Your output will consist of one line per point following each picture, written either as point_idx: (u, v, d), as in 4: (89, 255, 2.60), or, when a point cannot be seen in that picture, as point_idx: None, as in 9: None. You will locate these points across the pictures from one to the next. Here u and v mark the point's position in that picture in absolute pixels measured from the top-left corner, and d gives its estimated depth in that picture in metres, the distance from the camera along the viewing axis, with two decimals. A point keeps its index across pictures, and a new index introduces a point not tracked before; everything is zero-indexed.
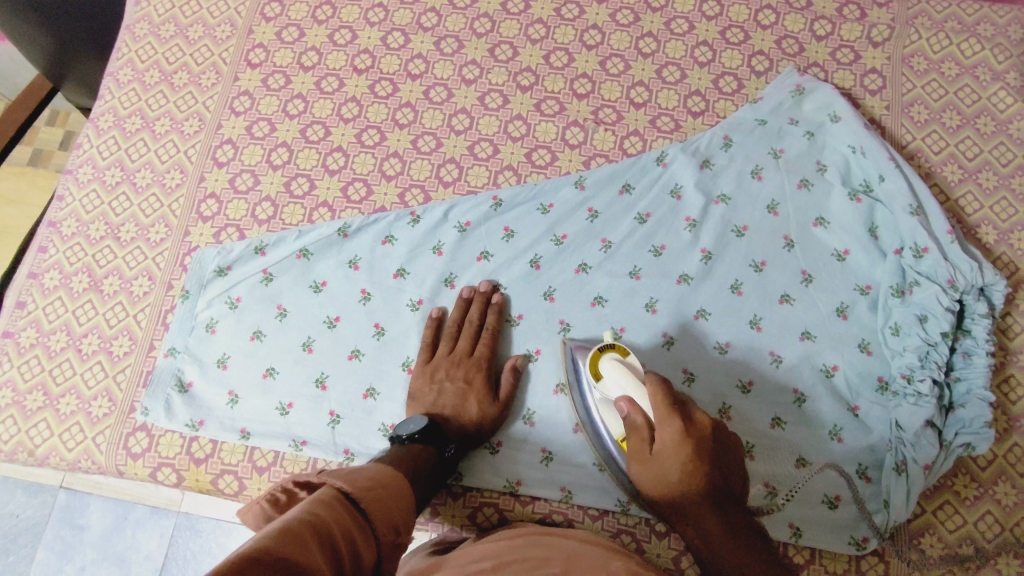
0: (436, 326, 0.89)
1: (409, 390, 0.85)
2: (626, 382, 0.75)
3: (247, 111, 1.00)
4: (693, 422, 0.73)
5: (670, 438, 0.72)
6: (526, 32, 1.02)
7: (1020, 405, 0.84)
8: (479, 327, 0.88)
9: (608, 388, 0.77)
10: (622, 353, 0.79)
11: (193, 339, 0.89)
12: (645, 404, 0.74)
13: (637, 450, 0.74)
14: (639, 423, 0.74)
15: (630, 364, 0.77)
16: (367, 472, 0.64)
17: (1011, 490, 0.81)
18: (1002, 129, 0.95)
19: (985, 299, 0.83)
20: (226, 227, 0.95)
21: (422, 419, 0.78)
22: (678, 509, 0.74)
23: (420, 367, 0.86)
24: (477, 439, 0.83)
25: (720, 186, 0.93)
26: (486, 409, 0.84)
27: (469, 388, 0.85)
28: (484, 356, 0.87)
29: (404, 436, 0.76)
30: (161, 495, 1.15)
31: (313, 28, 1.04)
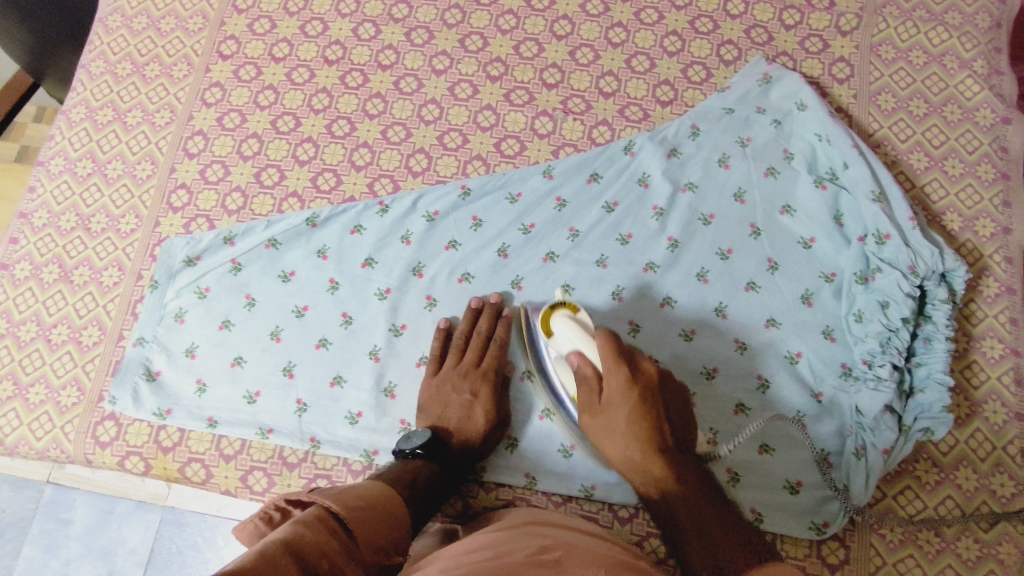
0: (445, 338, 0.88)
1: (419, 403, 0.85)
2: (576, 336, 0.79)
3: (217, 102, 1.00)
4: (639, 370, 0.76)
5: (617, 386, 0.75)
6: (497, 23, 1.02)
7: (981, 390, 0.85)
8: (488, 338, 0.87)
9: (560, 344, 0.81)
10: (574, 310, 0.82)
11: (162, 328, 0.90)
12: (594, 357, 0.77)
13: (586, 399, 0.77)
14: (588, 374, 0.77)
15: (581, 321, 0.80)
16: (361, 491, 0.65)
17: (972, 475, 0.82)
18: (968, 117, 0.95)
19: (946, 285, 0.83)
20: (197, 218, 0.95)
21: (426, 433, 0.80)
22: (627, 458, 0.75)
23: (428, 379, 0.85)
24: (484, 452, 0.83)
25: (687, 175, 0.93)
26: (493, 421, 0.83)
27: (474, 400, 0.83)
28: (492, 368, 0.86)
29: (407, 450, 0.78)
30: (146, 489, 1.14)
31: (285, 20, 1.04)
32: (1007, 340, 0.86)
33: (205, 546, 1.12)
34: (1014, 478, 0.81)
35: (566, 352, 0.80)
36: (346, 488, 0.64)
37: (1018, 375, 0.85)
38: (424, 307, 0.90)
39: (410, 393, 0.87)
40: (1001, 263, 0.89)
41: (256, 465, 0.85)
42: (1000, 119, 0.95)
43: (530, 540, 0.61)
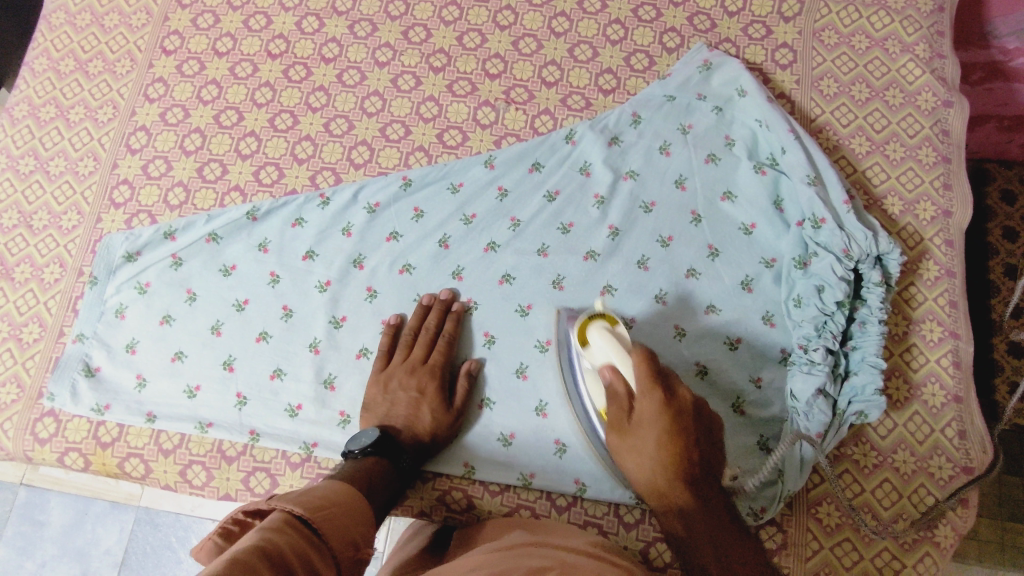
0: (394, 333, 0.87)
1: (365, 400, 0.84)
2: (610, 352, 0.73)
3: (160, 98, 1.00)
4: (677, 394, 0.68)
5: (649, 408, 0.68)
6: (440, 14, 1.02)
7: (920, 373, 0.85)
8: (436, 334, 0.86)
9: (595, 356, 0.76)
10: (612, 323, 0.77)
11: (102, 324, 0.90)
12: (628, 375, 0.71)
13: (615, 413, 0.71)
14: (619, 391, 0.71)
15: (618, 334, 0.75)
16: (321, 491, 0.63)
17: (910, 458, 0.82)
18: (910, 100, 0.95)
19: (881, 268, 0.84)
20: (138, 213, 0.95)
21: (375, 431, 0.78)
22: (651, 481, 0.69)
23: (376, 375, 0.85)
24: (432, 448, 0.82)
25: (628, 162, 0.93)
26: (440, 418, 0.82)
27: (421, 397, 0.83)
28: (440, 364, 0.85)
29: (357, 450, 0.76)
30: (122, 489, 1.15)
31: (228, 14, 1.04)
32: (947, 323, 0.86)
33: (180, 546, 1.13)
34: (952, 461, 0.81)
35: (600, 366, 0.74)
36: (306, 490, 0.62)
37: (957, 358, 0.85)
38: (365, 298, 0.89)
39: (350, 385, 0.86)
40: (941, 246, 0.89)
41: (194, 459, 0.85)
42: (942, 102, 0.95)
43: (526, 564, 0.56)
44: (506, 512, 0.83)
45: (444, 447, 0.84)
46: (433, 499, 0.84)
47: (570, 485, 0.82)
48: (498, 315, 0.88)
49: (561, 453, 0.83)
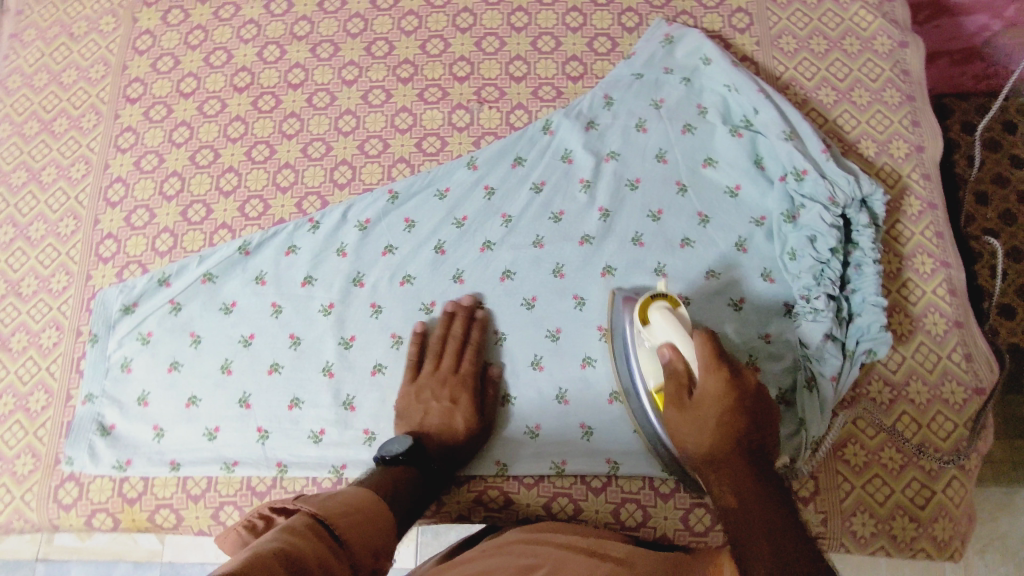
0: (421, 342, 0.87)
1: (398, 409, 0.84)
2: (671, 329, 0.72)
3: (132, 147, 0.99)
4: (742, 376, 0.67)
5: (713, 387, 0.66)
6: (399, 25, 1.03)
7: (919, 305, 0.87)
8: (464, 343, 0.87)
9: (654, 335, 0.75)
10: (672, 304, 0.76)
11: (110, 381, 0.89)
12: (687, 354, 0.70)
13: (672, 394, 0.70)
14: (679, 370, 0.70)
15: (679, 315, 0.75)
16: (347, 496, 0.64)
17: (923, 388, 0.84)
18: (867, 46, 0.98)
19: (867, 210, 0.86)
20: (128, 265, 0.94)
21: (406, 438, 0.79)
22: (709, 454, 0.66)
23: (406, 387, 0.85)
24: (469, 454, 0.83)
25: (608, 144, 0.94)
26: (474, 427, 0.83)
27: (455, 406, 0.83)
28: (471, 373, 0.85)
29: (388, 457, 0.77)
30: (142, 547, 1.12)
31: (187, 54, 1.03)
32: (937, 254, 0.89)
33: None
34: (963, 384, 0.84)
35: (658, 345, 0.74)
36: (333, 494, 0.64)
37: (951, 286, 0.87)
38: (371, 315, 0.89)
39: (369, 402, 0.86)
40: (919, 180, 0.92)
41: (225, 500, 0.85)
42: (897, 44, 0.97)
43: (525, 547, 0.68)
44: (543, 504, 0.84)
45: (476, 449, 0.84)
46: (470, 501, 0.85)
47: (603, 465, 0.84)
48: (506, 313, 0.89)
49: (587, 436, 0.84)
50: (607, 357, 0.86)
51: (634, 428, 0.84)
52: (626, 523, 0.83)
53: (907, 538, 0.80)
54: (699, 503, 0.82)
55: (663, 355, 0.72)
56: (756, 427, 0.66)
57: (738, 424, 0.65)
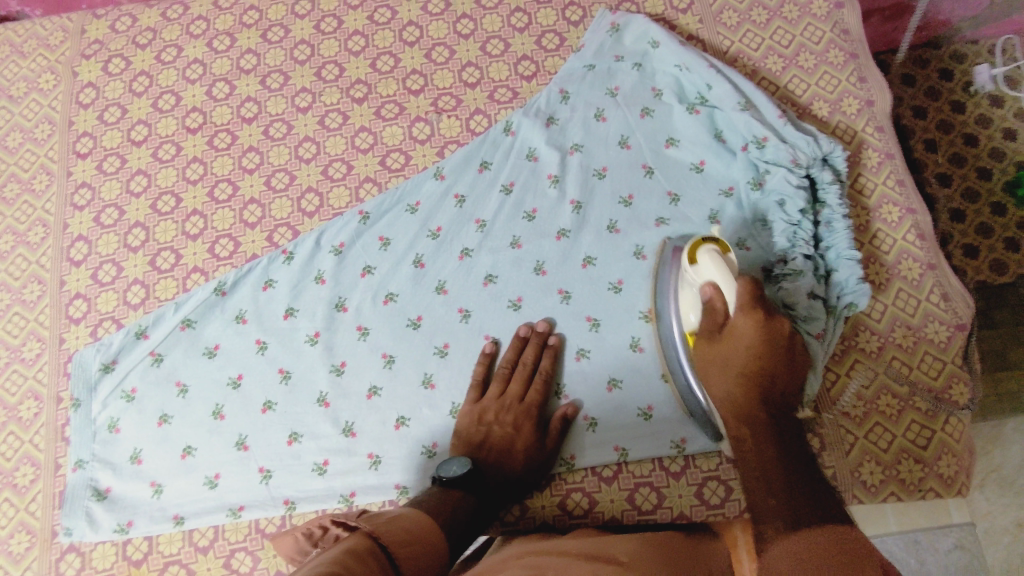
0: (488, 364, 0.86)
1: (457, 428, 0.83)
2: (717, 271, 0.72)
3: (90, 203, 0.97)
4: (774, 321, 0.69)
5: (745, 326, 0.69)
6: (347, 47, 1.03)
7: (892, 254, 0.89)
8: (533, 369, 0.85)
9: (699, 274, 0.74)
10: (723, 249, 0.76)
11: (98, 443, 0.87)
12: (729, 296, 0.71)
13: (707, 329, 0.73)
14: (717, 308, 0.71)
15: (727, 260, 0.74)
16: (406, 522, 0.64)
17: (908, 332, 0.86)
18: (806, 11, 1.00)
19: (830, 168, 0.88)
20: (102, 322, 0.92)
21: (465, 462, 0.77)
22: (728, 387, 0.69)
23: (469, 407, 0.84)
24: (522, 484, 0.81)
25: (570, 137, 0.95)
26: (533, 456, 0.81)
27: (517, 433, 0.82)
28: (537, 402, 0.83)
29: (446, 479, 0.75)
30: None
31: (134, 102, 1.02)
32: (902, 202, 0.91)
33: None
34: (945, 323, 0.86)
35: (701, 284, 0.74)
36: (394, 519, 0.63)
37: (920, 230, 0.90)
38: (358, 338, 0.88)
39: (369, 426, 0.85)
40: (874, 133, 0.94)
41: (236, 547, 0.84)
42: (834, 5, 1.00)
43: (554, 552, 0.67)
44: (558, 503, 0.84)
45: (536, 480, 0.83)
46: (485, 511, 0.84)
47: (612, 454, 0.84)
48: (494, 317, 0.88)
49: (592, 427, 0.85)
50: (600, 347, 0.86)
51: (637, 412, 0.84)
52: (643, 508, 0.83)
53: (914, 480, 0.82)
54: (711, 477, 0.83)
55: (701, 292, 0.73)
56: (783, 371, 0.69)
57: (758, 360, 0.68)
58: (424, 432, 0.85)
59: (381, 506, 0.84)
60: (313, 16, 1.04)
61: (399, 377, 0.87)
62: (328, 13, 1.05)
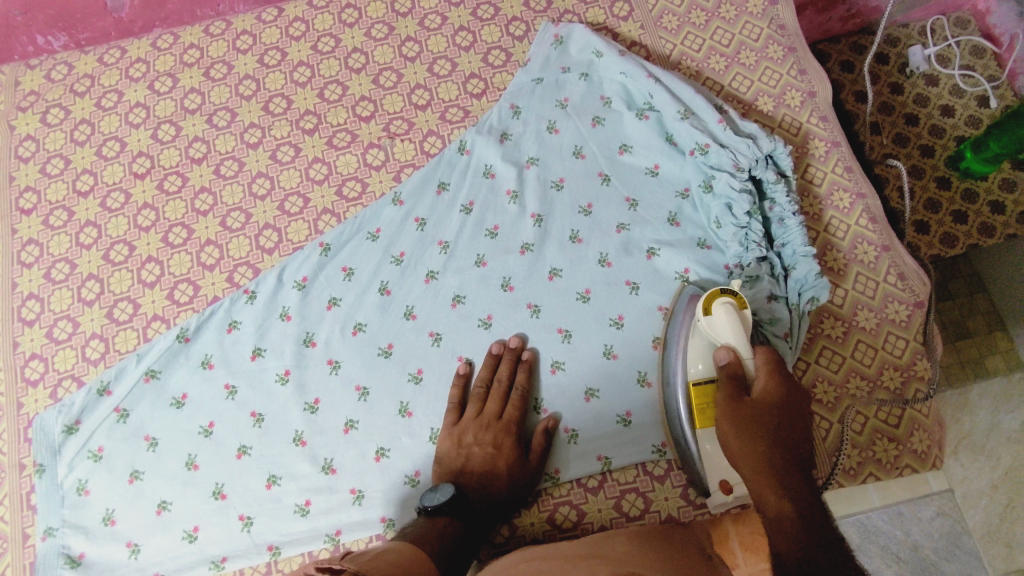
0: (464, 385, 0.86)
1: (437, 453, 0.82)
2: (736, 329, 0.75)
3: (38, 259, 0.94)
4: (797, 393, 0.70)
5: (773, 388, 0.70)
6: (292, 78, 1.02)
7: (848, 239, 0.92)
8: (509, 385, 0.85)
9: (716, 328, 0.77)
10: (740, 304, 0.78)
11: (68, 508, 0.83)
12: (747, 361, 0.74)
13: (730, 389, 0.71)
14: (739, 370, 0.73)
15: (744, 317, 0.77)
16: (391, 557, 0.64)
17: (870, 314, 0.88)
18: (742, 9, 1.03)
19: (775, 165, 0.90)
20: (61, 381, 0.89)
21: (450, 488, 0.77)
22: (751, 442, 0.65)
23: (448, 430, 0.83)
24: (508, 503, 0.81)
25: (525, 152, 0.96)
26: (517, 474, 0.81)
27: (498, 452, 0.81)
28: (515, 418, 0.83)
29: (431, 507, 0.75)
30: None
31: (77, 151, 0.99)
32: (851, 187, 0.94)
33: None
34: (904, 302, 0.88)
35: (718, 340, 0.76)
36: (377, 556, 0.63)
37: (871, 214, 0.92)
38: (330, 372, 0.87)
39: (349, 461, 0.84)
40: (818, 124, 0.97)
41: None
42: (768, 2, 1.03)
43: (543, 562, 0.68)
44: (547, 517, 0.83)
45: (523, 497, 0.82)
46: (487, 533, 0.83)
47: (595, 463, 0.84)
48: (466, 337, 0.88)
49: (573, 439, 0.85)
50: (574, 358, 0.86)
51: (616, 419, 0.85)
52: (630, 514, 0.83)
53: (890, 458, 0.84)
54: None
55: (719, 355, 0.74)
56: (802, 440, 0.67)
57: (783, 427, 0.66)
58: (405, 461, 0.84)
59: (368, 542, 0.83)
60: (255, 50, 1.03)
61: (375, 408, 0.86)
62: (270, 46, 1.04)
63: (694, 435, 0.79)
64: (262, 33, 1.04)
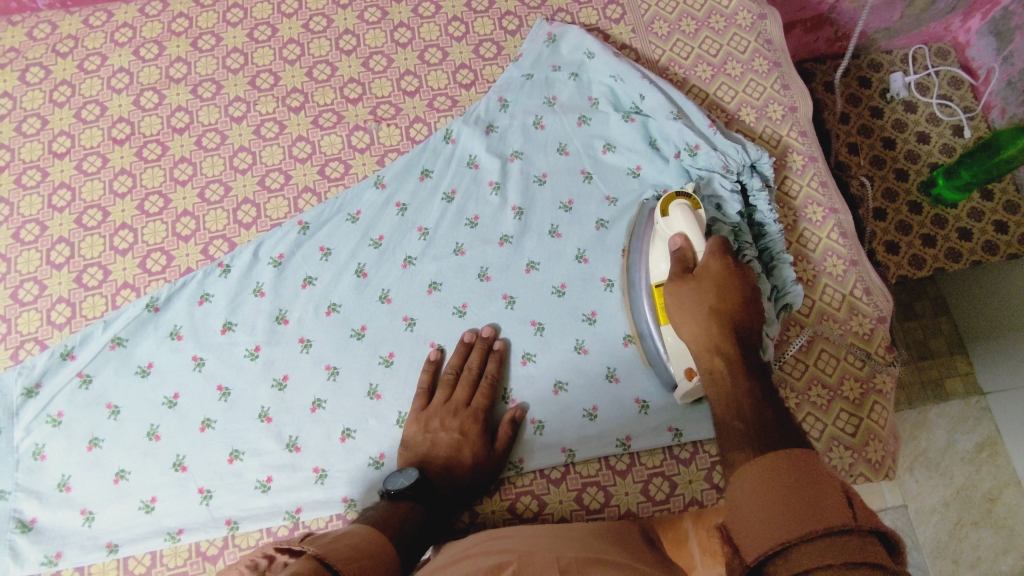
0: (434, 371, 0.86)
1: (404, 437, 0.83)
2: (689, 222, 0.78)
3: (8, 218, 0.92)
4: (742, 267, 0.73)
5: (715, 266, 0.73)
6: (282, 55, 1.01)
7: (818, 251, 0.94)
8: (479, 374, 0.85)
9: (674, 225, 0.80)
10: (694, 205, 0.81)
11: (22, 472, 0.82)
12: (698, 248, 0.77)
13: (677, 272, 0.75)
14: (688, 258, 0.76)
15: (698, 214, 0.80)
16: (352, 539, 0.64)
17: (834, 326, 0.90)
18: (731, 22, 1.05)
19: (758, 174, 0.91)
20: (24, 343, 0.87)
21: (414, 472, 0.77)
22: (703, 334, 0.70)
23: (416, 414, 0.83)
24: (470, 490, 0.82)
25: (510, 145, 0.96)
26: (481, 461, 0.81)
27: (464, 438, 0.82)
28: (482, 406, 0.84)
29: (394, 491, 0.76)
30: None
31: (55, 112, 0.97)
32: (825, 202, 0.96)
33: None
34: (867, 316, 0.90)
35: (672, 235, 0.79)
36: (338, 537, 0.64)
37: (842, 229, 0.94)
38: (301, 351, 0.87)
39: (314, 440, 0.84)
40: (797, 138, 0.99)
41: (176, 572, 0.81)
42: (757, 17, 1.04)
43: (504, 542, 0.69)
44: (508, 507, 0.84)
45: (486, 484, 0.83)
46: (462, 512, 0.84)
47: (560, 455, 0.85)
48: (439, 324, 0.88)
49: (539, 431, 0.86)
50: (546, 350, 0.87)
51: (583, 413, 0.86)
52: (591, 507, 0.84)
53: (845, 466, 0.86)
54: (655, 473, 0.85)
55: (673, 242, 0.78)
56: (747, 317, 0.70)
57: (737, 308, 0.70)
58: (370, 443, 0.84)
59: (328, 521, 0.83)
60: (245, 25, 1.03)
61: (344, 388, 0.86)
62: (261, 21, 1.03)
63: (659, 332, 0.81)
64: (254, 7, 1.04)
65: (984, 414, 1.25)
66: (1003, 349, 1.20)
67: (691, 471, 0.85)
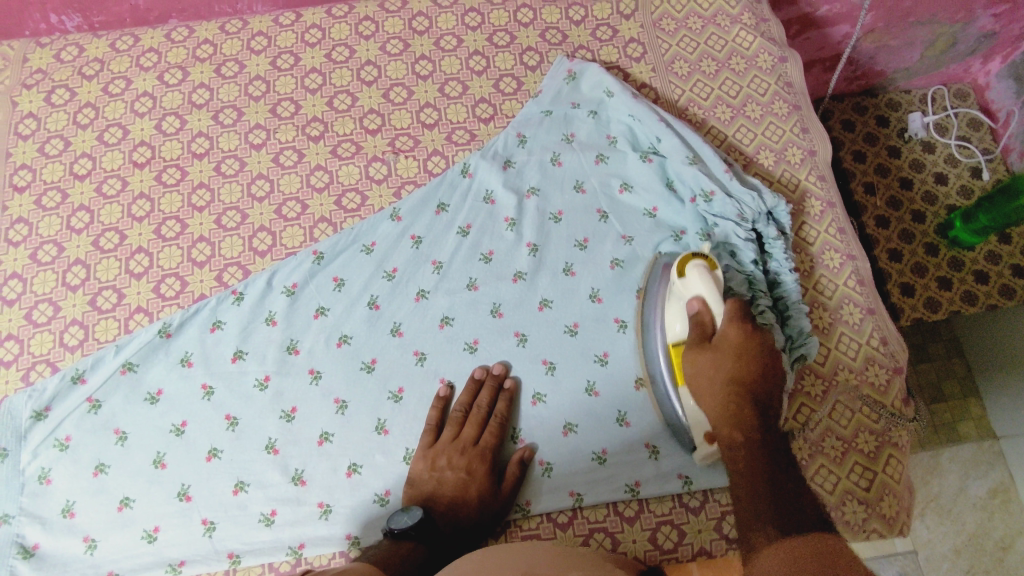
0: (443, 407, 0.85)
1: (410, 474, 0.82)
2: (706, 284, 0.78)
3: (26, 239, 0.93)
4: (760, 335, 0.74)
5: (734, 336, 0.73)
6: (303, 84, 1.02)
7: (835, 298, 0.93)
8: (488, 413, 0.85)
9: (690, 287, 0.79)
10: (711, 264, 0.80)
11: (27, 496, 0.82)
12: (716, 311, 0.77)
13: (695, 340, 0.76)
14: (706, 323, 0.76)
15: (716, 275, 0.79)
16: None
17: (849, 376, 0.89)
18: (752, 64, 1.05)
19: (775, 222, 0.91)
20: (35, 365, 0.88)
21: (419, 511, 0.76)
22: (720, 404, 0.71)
23: (423, 451, 0.83)
24: (473, 532, 0.80)
25: (527, 181, 0.96)
26: (486, 502, 0.80)
27: (470, 478, 0.81)
28: (490, 446, 0.83)
29: (398, 530, 0.75)
30: None
31: (78, 134, 0.98)
32: (842, 248, 0.95)
33: None
34: (883, 367, 0.89)
35: (688, 297, 0.79)
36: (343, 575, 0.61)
37: (860, 276, 0.93)
38: (310, 382, 0.86)
39: (319, 475, 0.83)
40: (816, 183, 0.98)
41: None
42: (778, 59, 1.05)
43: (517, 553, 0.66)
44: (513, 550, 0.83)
45: (491, 526, 0.81)
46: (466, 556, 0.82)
47: (566, 499, 0.84)
48: (450, 361, 0.88)
49: (547, 472, 0.84)
50: (556, 391, 0.87)
51: (591, 456, 0.85)
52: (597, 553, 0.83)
53: (857, 521, 0.84)
54: (664, 521, 0.83)
55: (690, 306, 0.78)
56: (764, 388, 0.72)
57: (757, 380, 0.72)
58: (376, 479, 0.83)
59: (330, 558, 0.81)
60: (269, 53, 1.04)
61: (352, 422, 0.85)
62: (285, 50, 1.04)
63: (675, 392, 0.82)
64: (278, 36, 1.05)
65: (998, 459, 1.23)
66: (1000, 385, 1.21)
67: (701, 520, 0.83)
